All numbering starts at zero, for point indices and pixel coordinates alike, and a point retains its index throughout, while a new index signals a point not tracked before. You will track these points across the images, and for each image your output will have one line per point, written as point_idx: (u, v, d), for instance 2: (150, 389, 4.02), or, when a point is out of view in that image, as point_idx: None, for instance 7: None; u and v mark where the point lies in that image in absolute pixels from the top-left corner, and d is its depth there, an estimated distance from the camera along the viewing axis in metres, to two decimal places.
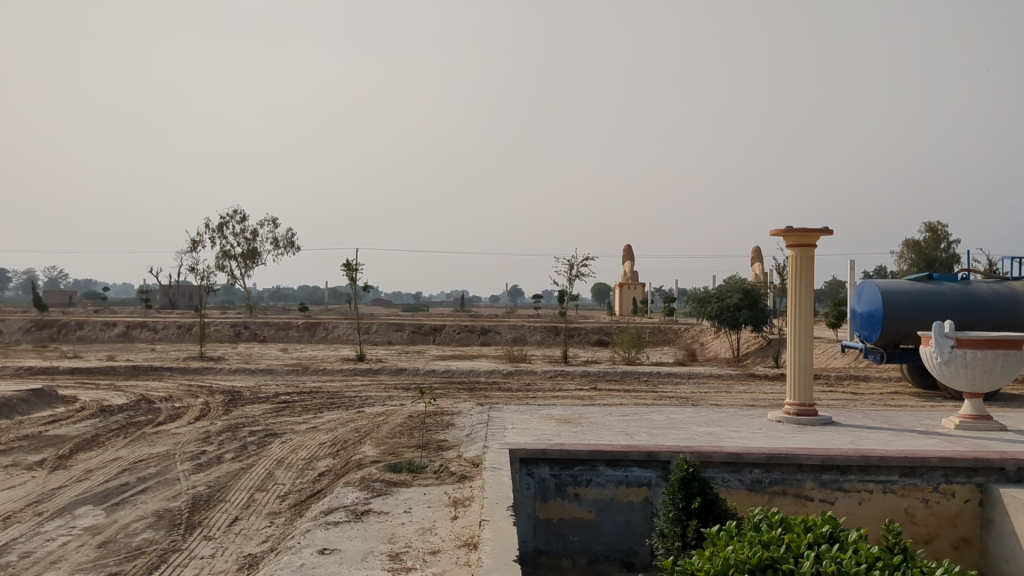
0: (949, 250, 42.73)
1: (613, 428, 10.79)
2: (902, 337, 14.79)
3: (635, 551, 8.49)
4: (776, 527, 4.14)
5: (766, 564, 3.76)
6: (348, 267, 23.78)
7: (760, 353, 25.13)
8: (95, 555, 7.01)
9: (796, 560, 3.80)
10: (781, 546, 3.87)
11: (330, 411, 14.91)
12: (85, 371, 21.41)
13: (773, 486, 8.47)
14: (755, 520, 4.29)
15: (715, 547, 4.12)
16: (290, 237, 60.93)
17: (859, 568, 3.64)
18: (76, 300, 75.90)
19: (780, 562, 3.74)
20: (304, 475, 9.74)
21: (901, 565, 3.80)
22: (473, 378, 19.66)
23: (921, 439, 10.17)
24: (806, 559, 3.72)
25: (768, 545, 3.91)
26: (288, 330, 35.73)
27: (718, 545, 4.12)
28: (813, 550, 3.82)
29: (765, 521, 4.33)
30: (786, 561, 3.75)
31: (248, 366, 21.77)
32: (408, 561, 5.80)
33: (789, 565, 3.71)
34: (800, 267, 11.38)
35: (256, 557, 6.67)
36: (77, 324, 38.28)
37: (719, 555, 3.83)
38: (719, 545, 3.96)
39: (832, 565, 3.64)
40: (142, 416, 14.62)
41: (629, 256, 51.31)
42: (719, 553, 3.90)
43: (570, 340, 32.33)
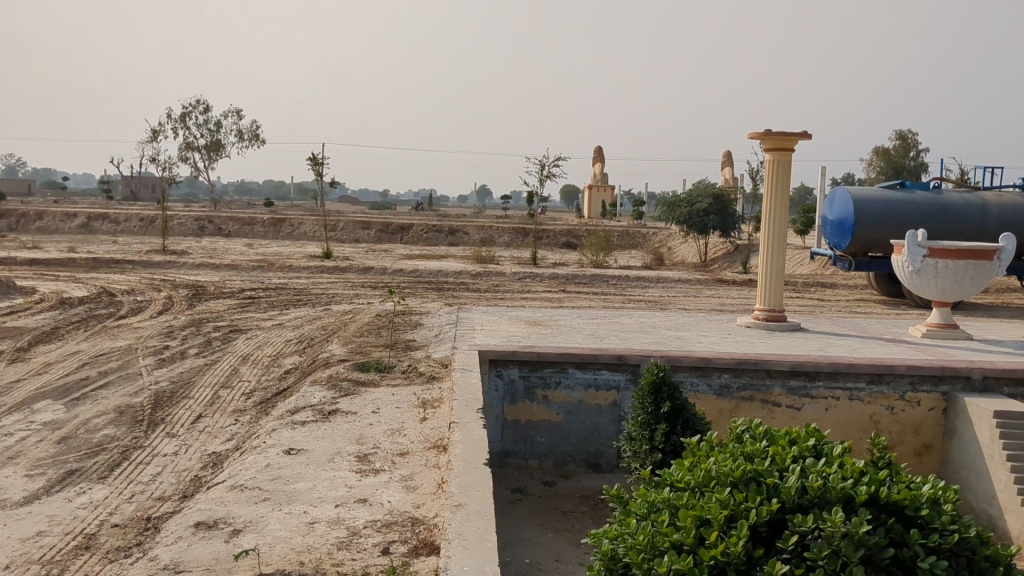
0: (918, 159, 42.73)
1: (583, 331, 10.72)
2: (872, 246, 14.79)
3: (602, 453, 8.48)
4: (758, 437, 4.01)
5: (750, 478, 3.63)
6: (314, 161, 23.25)
7: (728, 259, 25.21)
8: (55, 451, 6.85)
9: (781, 473, 3.68)
10: (765, 459, 3.74)
11: (297, 308, 14.73)
12: (45, 262, 20.93)
13: (741, 391, 8.48)
14: (735, 431, 4.13)
15: (696, 457, 3.99)
16: (255, 129, 59.46)
17: (845, 483, 3.52)
18: (37, 190, 73.78)
19: (764, 476, 3.61)
20: (270, 372, 9.60)
21: (886, 480, 3.72)
22: (440, 279, 19.46)
23: (889, 346, 10.23)
24: (792, 474, 3.60)
25: (752, 458, 3.79)
26: (254, 225, 35.14)
27: (699, 455, 3.99)
28: (797, 463, 3.69)
29: (749, 431, 4.18)
30: (771, 475, 3.62)
31: (212, 260, 21.39)
32: (376, 463, 5.69)
33: (774, 480, 3.59)
34: (776, 172, 11.15)
35: (221, 456, 6.55)
36: (36, 216, 37.32)
37: (702, 469, 3.73)
38: (702, 457, 3.85)
39: (818, 481, 3.53)
40: (103, 309, 14.34)
41: (598, 158, 50.73)
42: (702, 464, 3.81)
43: (539, 243, 32.24)
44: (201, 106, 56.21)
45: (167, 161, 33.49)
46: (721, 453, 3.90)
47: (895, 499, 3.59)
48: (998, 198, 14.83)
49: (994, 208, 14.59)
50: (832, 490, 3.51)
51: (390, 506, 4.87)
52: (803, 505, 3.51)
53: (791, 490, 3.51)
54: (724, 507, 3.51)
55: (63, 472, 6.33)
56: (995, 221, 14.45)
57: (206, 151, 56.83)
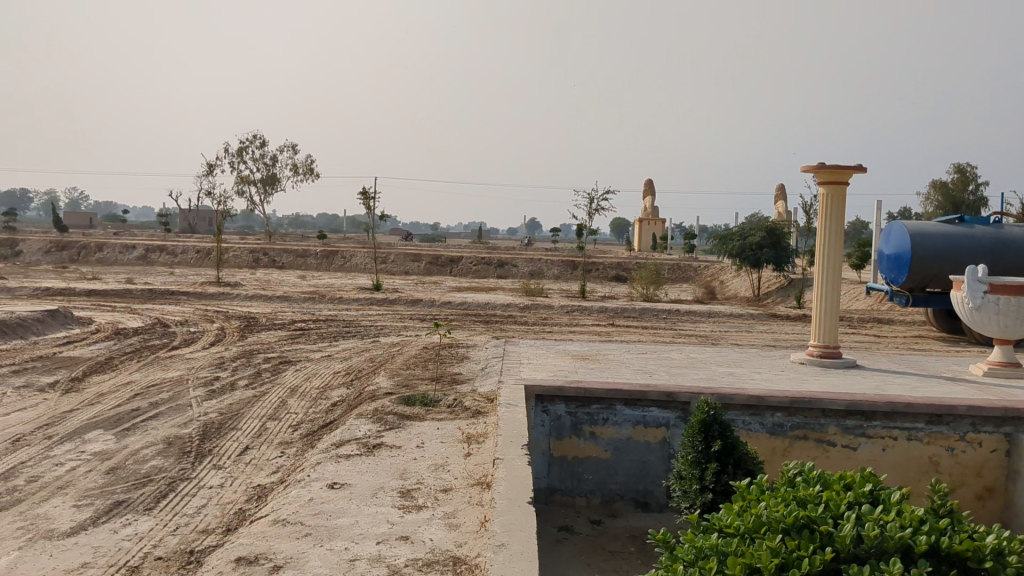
0: (977, 193, 41.86)
1: (632, 366, 10.59)
2: (930, 281, 14.46)
3: (651, 492, 8.29)
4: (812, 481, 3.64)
5: (804, 525, 3.27)
6: (365, 195, 23.48)
7: (781, 293, 24.86)
8: (102, 482, 6.89)
9: (837, 519, 3.33)
10: (821, 505, 3.37)
11: (346, 339, 14.80)
12: (102, 293, 21.35)
13: (795, 430, 8.27)
14: (787, 474, 3.76)
15: (744, 501, 3.61)
16: (309, 163, 60.35)
17: (905, 533, 3.13)
18: (97, 222, 75.50)
19: (820, 523, 3.25)
20: (318, 405, 9.62)
21: (948, 531, 3.42)
22: (489, 311, 19.45)
23: (947, 385, 9.95)
24: (849, 520, 3.24)
25: (806, 503, 3.42)
26: (306, 257, 35.56)
27: (747, 499, 3.61)
28: (855, 509, 3.34)
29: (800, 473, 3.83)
30: (827, 521, 3.27)
31: (264, 292, 21.64)
32: (419, 499, 5.63)
33: (830, 526, 3.23)
34: (830, 206, 10.97)
35: (264, 489, 6.53)
36: (96, 247, 38.19)
37: (752, 511, 3.35)
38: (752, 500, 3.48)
39: (879, 528, 3.19)
40: (156, 340, 14.55)
41: (648, 191, 50.55)
42: (751, 508, 3.42)
43: (589, 276, 32.13)
44: (257, 140, 57.27)
45: (223, 194, 34.08)
46: (772, 497, 3.53)
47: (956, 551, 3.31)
48: None
49: None
50: (890, 539, 3.12)
51: (432, 544, 4.80)
52: (862, 555, 3.15)
53: (849, 537, 3.15)
54: (776, 556, 3.10)
55: (110, 503, 6.36)
56: None
57: (262, 184, 57.79)
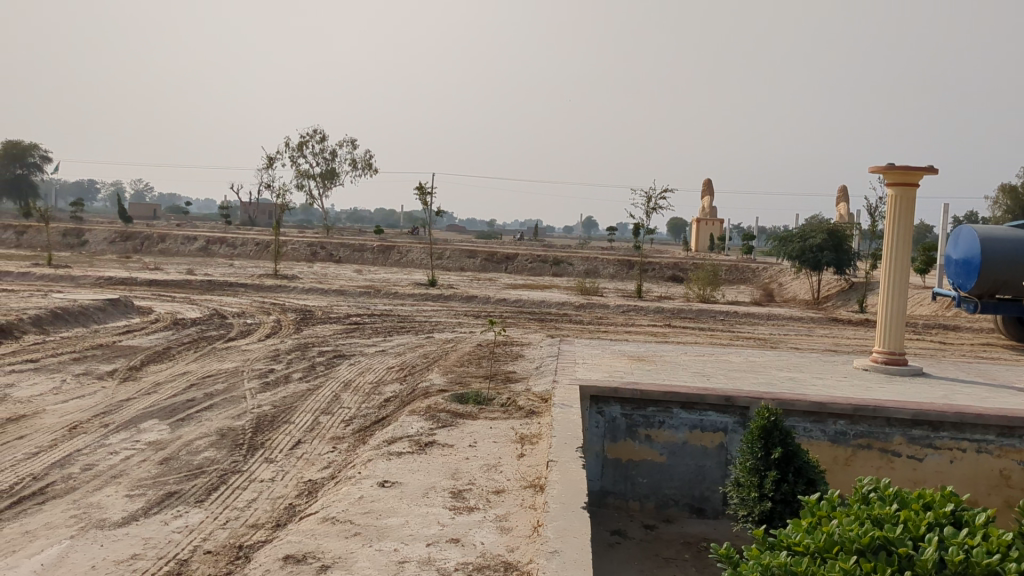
0: None
1: (689, 369, 10.37)
2: (1000, 287, 13.98)
3: (706, 498, 8.09)
4: (890, 500, 3.38)
5: (878, 546, 3.02)
6: (421, 190, 23.47)
7: (842, 297, 24.32)
8: (156, 472, 6.89)
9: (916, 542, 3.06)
10: (898, 525, 3.11)
11: (400, 335, 14.77)
12: (163, 283, 21.65)
13: (857, 439, 8.00)
14: (862, 491, 3.51)
15: (815, 519, 3.38)
16: (367, 158, 60.71)
17: (991, 556, 2.87)
18: (160, 214, 76.85)
19: (896, 545, 3.00)
20: (370, 400, 9.56)
21: None
22: (544, 309, 19.30)
23: (1019, 396, 9.57)
24: (928, 544, 2.98)
25: (881, 523, 3.17)
26: (363, 252, 35.73)
27: (818, 517, 3.38)
28: (936, 531, 3.08)
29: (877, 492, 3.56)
30: (904, 544, 3.01)
31: (320, 286, 21.75)
32: (470, 501, 5.51)
33: (908, 549, 2.97)
34: (899, 207, 10.61)
35: (315, 484, 6.47)
36: (159, 238, 38.81)
37: (822, 530, 3.12)
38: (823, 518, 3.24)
39: (962, 552, 2.91)
40: (214, 331, 14.66)
41: (707, 190, 49.89)
42: (822, 526, 3.19)
43: (645, 275, 31.80)
44: (317, 135, 57.77)
45: (282, 188, 34.42)
46: (845, 515, 3.29)
47: None
48: None
49: None
50: (975, 564, 2.87)
51: (483, 547, 4.67)
52: None
53: (928, 561, 2.89)
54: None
55: (162, 494, 6.35)
56: None
57: (321, 179, 58.29)
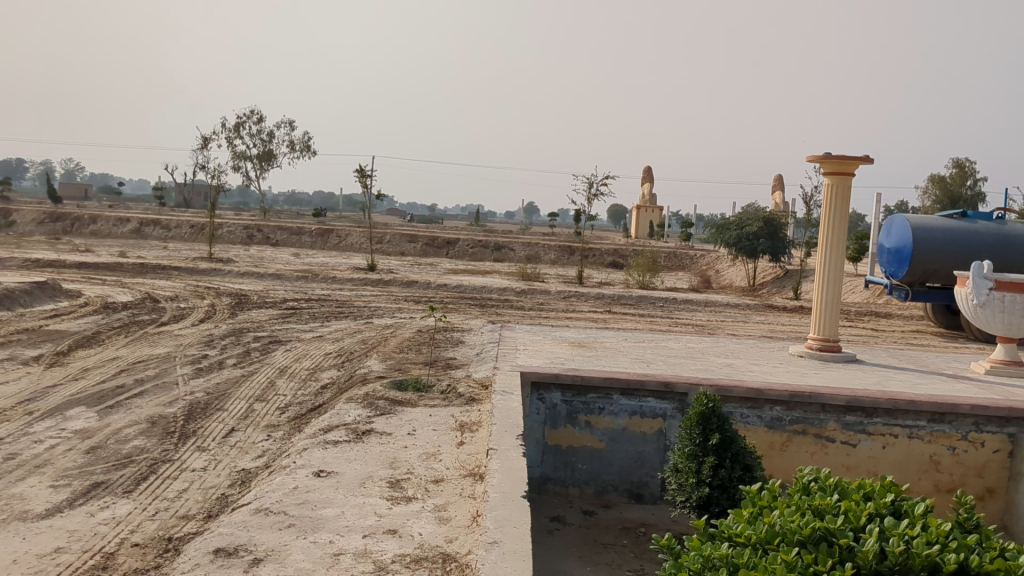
0: (976, 189, 41.66)
1: (628, 355, 10.39)
2: (930, 275, 14.28)
3: (645, 484, 8.10)
4: (831, 491, 3.37)
5: (819, 537, 3.01)
6: (360, 173, 23.19)
7: (777, 284, 24.67)
8: (82, 461, 6.67)
9: (856, 533, 3.05)
10: (840, 516, 3.10)
11: (338, 320, 14.58)
12: (93, 266, 21.07)
13: (793, 425, 8.08)
14: (803, 481, 3.49)
15: (757, 508, 3.35)
16: (306, 140, 59.84)
17: (931, 549, 2.89)
18: (91, 195, 74.90)
19: (837, 536, 2.98)
20: (307, 386, 9.40)
21: (977, 547, 3.12)
22: (484, 295, 19.22)
23: (949, 383, 9.77)
24: (870, 535, 2.96)
25: (823, 513, 3.15)
26: (301, 235, 35.24)
27: (759, 507, 3.35)
28: (877, 522, 3.06)
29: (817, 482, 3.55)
30: (845, 535, 3.00)
31: (257, 269, 21.38)
32: (408, 490, 5.42)
33: (849, 541, 2.95)
34: (835, 196, 10.72)
35: (249, 473, 6.33)
36: (90, 219, 37.80)
37: (764, 521, 3.10)
38: (766, 509, 3.21)
39: (902, 543, 2.91)
40: (146, 315, 14.30)
41: (647, 177, 50.20)
42: (763, 517, 3.17)
43: (585, 261, 31.90)
44: (255, 116, 56.79)
45: (218, 169, 33.75)
46: (787, 505, 3.27)
47: None
48: None
49: None
50: (916, 556, 2.86)
51: (421, 538, 4.59)
52: (884, 573, 2.87)
53: (870, 554, 2.87)
54: (791, 570, 2.84)
55: (89, 484, 6.15)
56: None
57: (258, 160, 57.36)
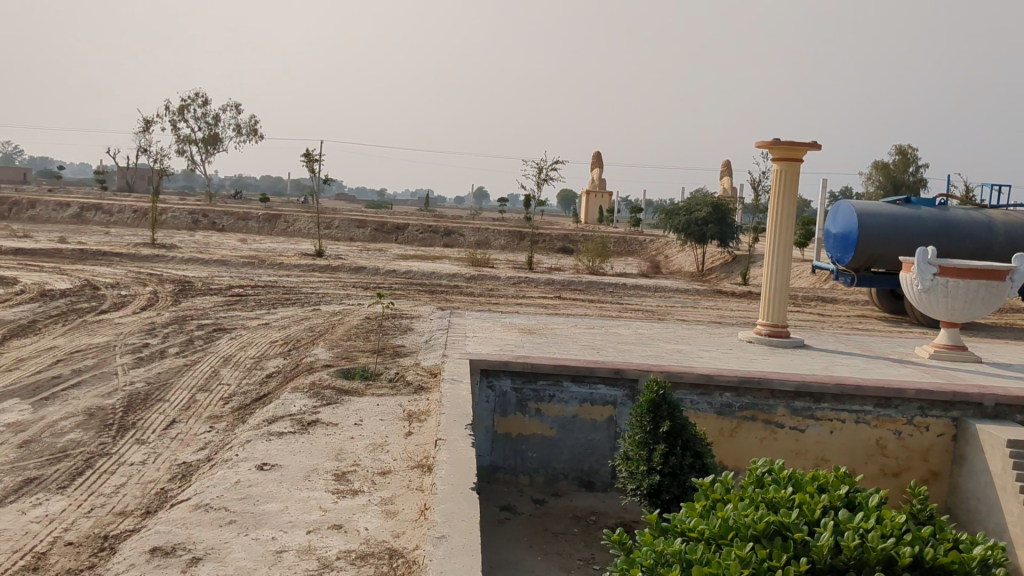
0: (917, 175, 42.43)
1: (578, 342, 10.33)
2: (875, 261, 14.43)
3: (595, 471, 8.06)
4: (785, 483, 3.33)
5: (773, 531, 2.97)
6: (308, 157, 22.83)
7: (725, 269, 24.85)
8: (14, 456, 6.42)
9: (810, 527, 3.02)
10: (793, 510, 3.07)
11: (284, 307, 14.32)
12: (30, 251, 20.49)
13: (743, 411, 8.09)
14: (756, 472, 3.45)
15: (709, 501, 3.29)
16: (252, 124, 58.88)
17: (885, 544, 2.87)
18: (30, 179, 72.99)
19: (792, 531, 2.95)
20: (252, 376, 9.19)
21: (929, 540, 3.12)
22: (434, 281, 19.05)
23: (895, 367, 9.86)
24: (825, 529, 2.94)
25: (777, 507, 3.12)
26: (248, 221, 34.69)
27: (712, 500, 3.30)
28: (831, 516, 3.04)
29: (770, 474, 3.51)
30: (799, 529, 2.96)
31: (201, 255, 20.95)
32: (354, 483, 5.29)
33: (803, 535, 2.92)
34: (784, 182, 10.74)
35: (190, 467, 6.13)
36: (28, 204, 36.80)
37: (718, 514, 3.05)
38: (719, 502, 3.17)
39: (855, 538, 2.88)
40: (85, 302, 13.91)
41: (597, 163, 50.28)
42: (717, 510, 3.12)
43: (535, 247, 31.85)
44: (200, 99, 55.75)
45: (161, 152, 33.05)
46: (741, 498, 3.23)
47: (941, 563, 3.00)
48: (1004, 216, 14.48)
49: (1001, 226, 14.24)
50: (870, 551, 2.84)
51: (367, 534, 4.47)
52: (838, 567, 2.85)
53: (825, 548, 2.84)
54: (745, 566, 2.79)
55: (21, 480, 5.91)
56: (1001, 240, 14.08)
57: (203, 144, 56.32)
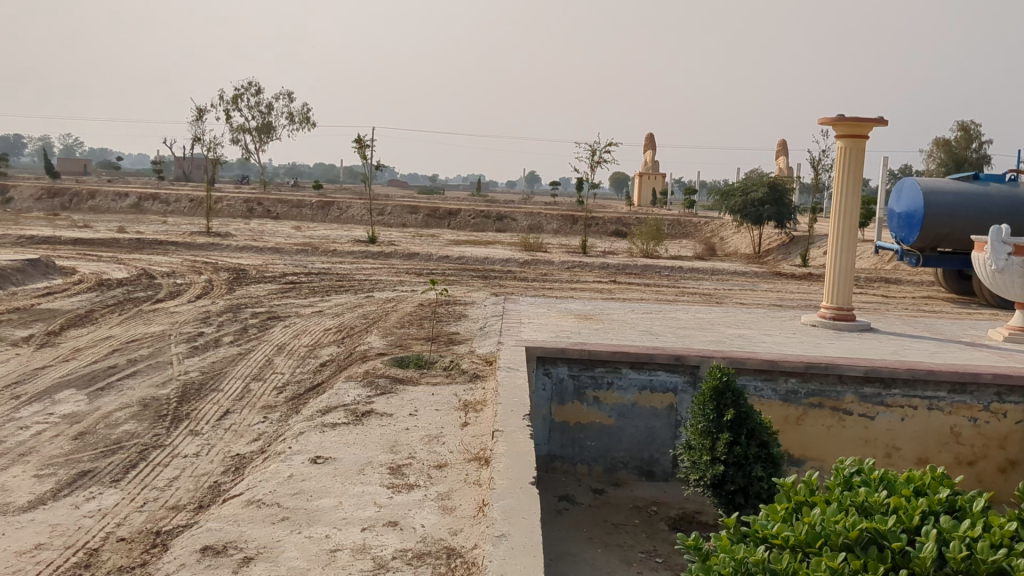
0: (981, 151, 41.21)
1: (636, 327, 10.07)
2: (941, 240, 13.92)
3: (656, 460, 7.79)
4: (877, 486, 3.05)
5: (867, 540, 2.71)
6: (359, 143, 22.75)
7: (783, 251, 24.30)
8: (69, 449, 6.37)
9: (908, 535, 2.74)
10: (889, 515, 2.80)
11: (338, 294, 14.25)
12: (89, 241, 20.73)
13: (809, 398, 7.76)
14: (845, 474, 3.18)
15: (794, 506, 3.04)
16: (305, 112, 59.20)
17: (997, 555, 2.58)
18: (90, 170, 74.42)
19: (889, 540, 2.67)
20: (306, 365, 9.10)
21: None
22: (487, 267, 18.88)
23: (968, 351, 9.43)
24: (926, 539, 2.65)
25: (870, 513, 2.85)
26: (302, 208, 34.82)
27: (797, 504, 3.04)
28: (933, 523, 2.75)
29: (859, 475, 3.23)
30: (897, 538, 2.69)
31: (255, 243, 21.01)
32: (410, 477, 5.12)
33: (902, 546, 2.65)
34: (848, 160, 10.34)
35: (244, 460, 6.02)
36: (89, 194, 37.41)
37: (804, 521, 2.80)
38: (806, 508, 2.91)
39: (963, 550, 2.60)
40: (142, 292, 13.97)
41: (649, 145, 49.65)
42: (803, 515, 2.87)
43: (588, 231, 31.52)
44: (253, 88, 56.18)
45: (215, 141, 33.30)
46: (830, 502, 2.97)
47: None
48: None
49: None
50: (980, 563, 2.56)
51: (423, 531, 4.29)
52: None
53: (928, 561, 2.57)
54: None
55: (75, 473, 5.85)
56: None
57: (257, 132, 56.77)
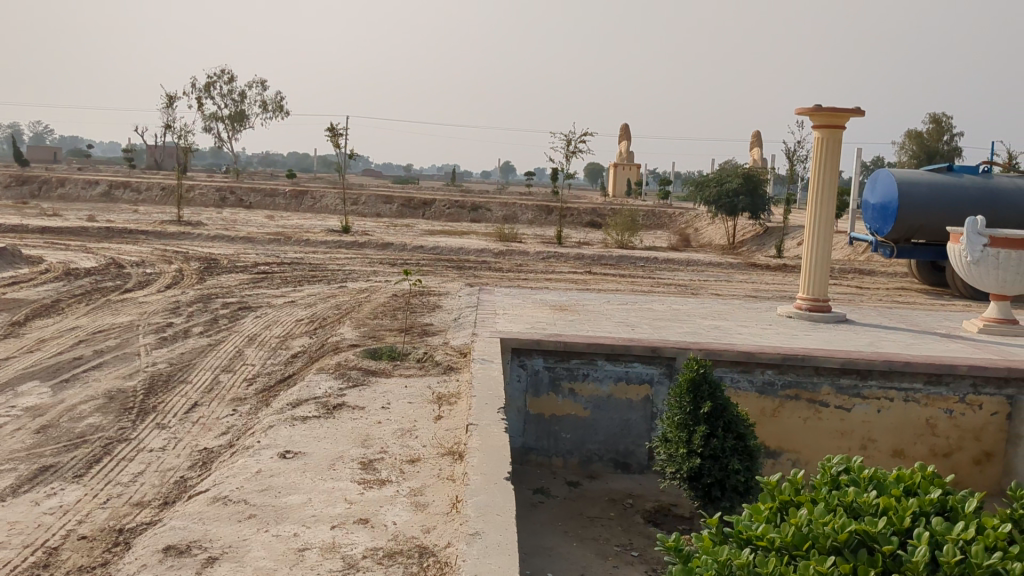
0: (952, 144, 41.55)
1: (613, 319, 9.96)
2: (915, 232, 13.93)
3: (631, 453, 7.73)
4: (865, 486, 2.97)
5: (857, 541, 2.63)
6: (332, 131, 22.49)
7: (758, 241, 24.31)
8: (31, 443, 6.18)
9: (899, 537, 2.66)
10: (878, 516, 2.72)
11: (310, 284, 14.05)
12: (56, 230, 20.36)
13: (785, 389, 7.69)
14: (831, 473, 3.11)
15: (779, 504, 2.96)
16: (278, 100, 58.63)
17: (991, 558, 2.50)
18: (60, 157, 73.44)
19: (880, 542, 2.59)
20: (277, 356, 8.93)
21: None
22: (461, 257, 18.71)
23: (944, 343, 9.41)
24: (918, 542, 2.57)
25: (858, 513, 2.77)
26: (275, 198, 34.47)
27: (781, 502, 2.97)
28: (923, 525, 2.67)
29: (845, 473, 3.15)
30: (887, 541, 2.61)
31: (227, 233, 20.73)
32: (381, 472, 4.99)
33: (893, 549, 2.57)
34: (825, 150, 10.27)
35: (211, 454, 5.87)
36: (58, 182, 36.87)
37: (791, 522, 2.72)
38: (792, 509, 2.83)
39: (956, 553, 2.52)
40: (110, 281, 13.72)
41: (624, 135, 49.60)
42: (789, 516, 2.79)
43: (563, 221, 31.43)
44: (225, 75, 55.57)
45: (186, 129, 32.85)
46: (817, 502, 2.89)
47: None
48: None
49: None
50: (974, 566, 2.48)
51: (394, 529, 4.17)
52: None
53: (920, 564, 2.49)
54: None
55: (36, 468, 5.67)
56: None
57: (229, 121, 56.17)
